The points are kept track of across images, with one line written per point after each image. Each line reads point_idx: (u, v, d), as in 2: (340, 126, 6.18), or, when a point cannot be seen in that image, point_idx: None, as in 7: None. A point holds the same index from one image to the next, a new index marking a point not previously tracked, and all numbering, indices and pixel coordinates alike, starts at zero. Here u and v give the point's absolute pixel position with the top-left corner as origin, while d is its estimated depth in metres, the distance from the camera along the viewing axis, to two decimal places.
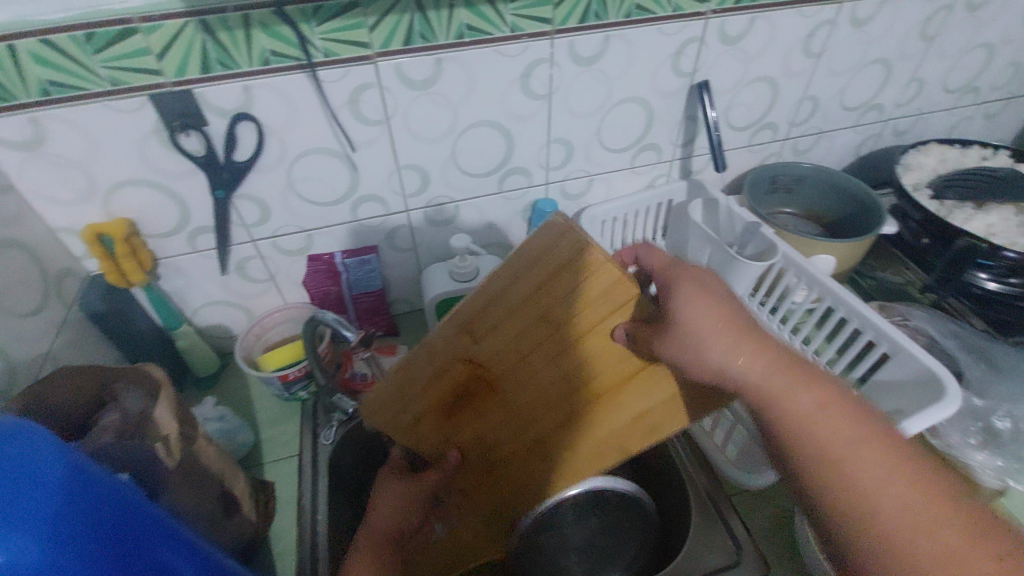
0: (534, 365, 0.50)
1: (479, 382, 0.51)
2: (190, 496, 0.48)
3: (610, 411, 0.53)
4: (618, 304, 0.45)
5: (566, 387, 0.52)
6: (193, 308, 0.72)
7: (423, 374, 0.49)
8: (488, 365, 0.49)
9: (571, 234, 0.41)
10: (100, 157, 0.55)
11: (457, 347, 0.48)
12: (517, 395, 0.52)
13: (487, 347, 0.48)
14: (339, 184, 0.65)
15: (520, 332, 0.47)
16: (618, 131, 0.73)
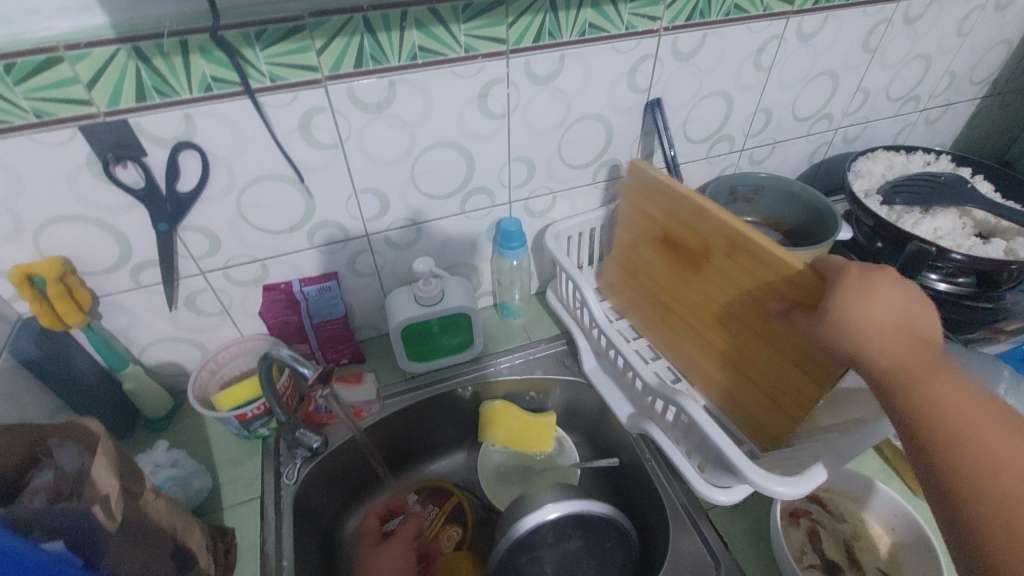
0: (745, 308, 0.55)
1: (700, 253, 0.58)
2: (137, 555, 0.44)
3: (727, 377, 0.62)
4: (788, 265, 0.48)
5: (768, 354, 0.55)
6: (140, 346, 0.68)
7: (664, 211, 0.61)
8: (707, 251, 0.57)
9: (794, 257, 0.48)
10: (27, 193, 0.51)
11: (722, 243, 0.55)
12: (718, 304, 0.58)
13: (722, 266, 0.56)
14: (294, 211, 0.63)
15: (746, 283, 0.54)
16: (579, 147, 0.72)
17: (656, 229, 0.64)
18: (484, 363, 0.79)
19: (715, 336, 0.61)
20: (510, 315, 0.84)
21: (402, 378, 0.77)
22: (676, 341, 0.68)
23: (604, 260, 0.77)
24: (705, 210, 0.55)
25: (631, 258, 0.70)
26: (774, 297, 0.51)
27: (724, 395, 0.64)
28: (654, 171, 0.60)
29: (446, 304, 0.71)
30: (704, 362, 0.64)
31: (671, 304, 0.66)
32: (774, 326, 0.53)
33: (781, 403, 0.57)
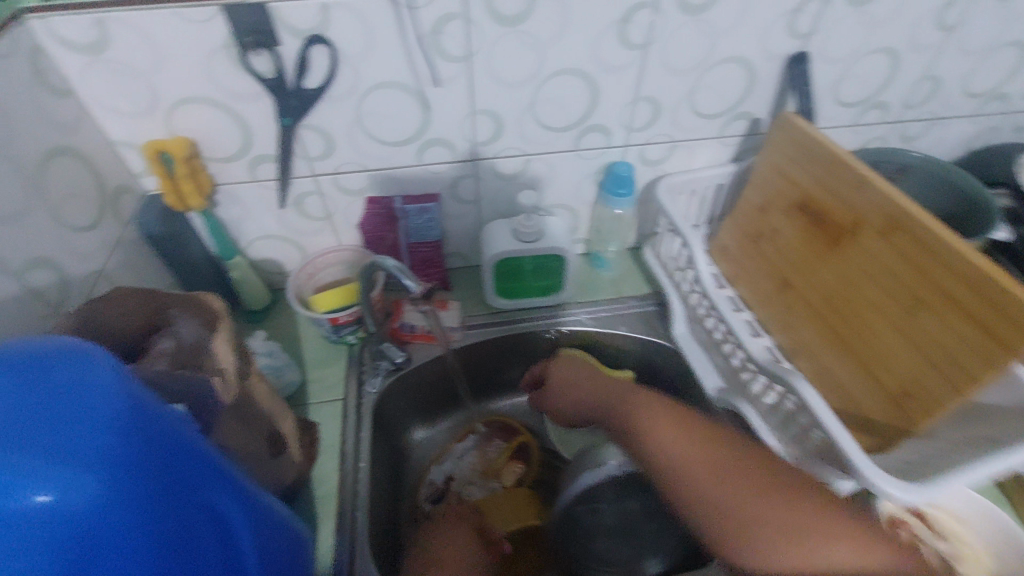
0: (893, 295, 0.53)
1: (849, 227, 0.57)
2: (242, 431, 0.47)
3: (844, 368, 0.59)
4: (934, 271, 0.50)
5: (906, 350, 0.53)
6: (247, 239, 0.70)
7: (819, 185, 0.60)
8: (856, 227, 0.56)
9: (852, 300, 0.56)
10: (166, 69, 0.52)
11: (877, 220, 0.54)
12: (858, 285, 0.57)
13: (874, 247, 0.55)
14: (409, 124, 0.61)
15: (902, 267, 0.52)
16: (714, 94, 0.66)
17: (801, 201, 0.62)
18: (568, 311, 0.77)
19: (842, 319, 0.59)
20: (602, 267, 0.81)
21: (485, 313, 0.77)
22: (790, 322, 0.65)
23: (728, 232, 0.74)
24: (868, 184, 0.54)
25: (763, 229, 0.68)
26: (933, 286, 0.50)
27: (832, 386, 0.60)
28: (817, 137, 0.59)
29: (544, 243, 0.68)
30: (819, 347, 0.62)
31: (800, 281, 0.64)
32: (924, 313, 0.51)
33: (906, 401, 0.53)
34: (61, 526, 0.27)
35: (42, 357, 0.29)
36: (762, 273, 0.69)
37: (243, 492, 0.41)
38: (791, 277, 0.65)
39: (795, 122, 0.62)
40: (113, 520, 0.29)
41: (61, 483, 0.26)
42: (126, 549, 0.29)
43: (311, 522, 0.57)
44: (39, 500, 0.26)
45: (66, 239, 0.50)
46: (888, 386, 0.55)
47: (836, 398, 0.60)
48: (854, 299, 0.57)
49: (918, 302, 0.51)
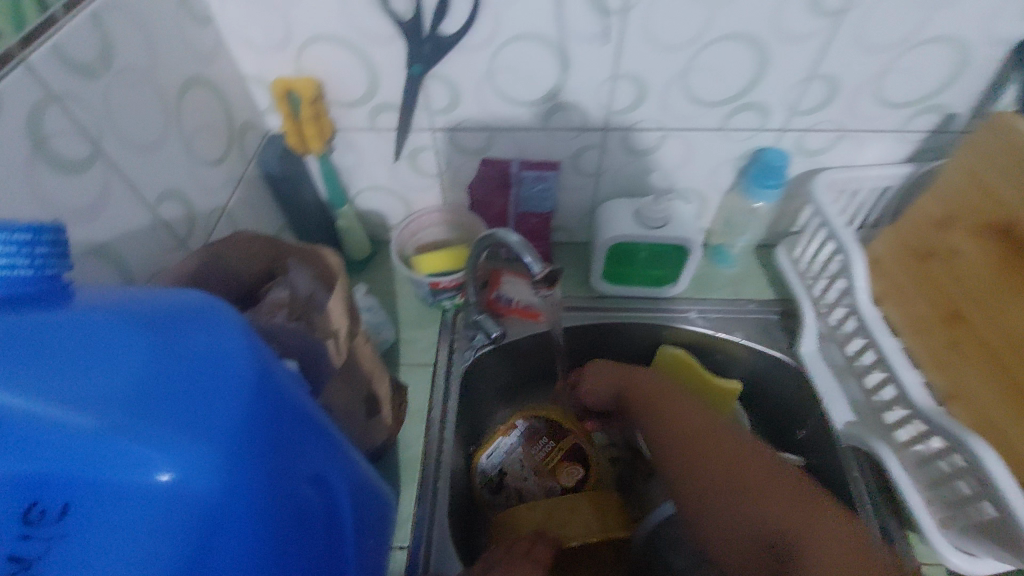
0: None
1: None
2: (345, 393, 0.45)
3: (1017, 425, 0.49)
4: None
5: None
6: (357, 189, 0.68)
7: None
8: None
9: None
10: (303, 3, 0.49)
11: None
12: None
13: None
14: (543, 83, 0.55)
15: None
16: (910, 79, 0.54)
17: (1000, 221, 0.51)
18: (678, 306, 0.70)
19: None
20: (723, 263, 0.73)
21: (587, 296, 0.71)
22: (952, 358, 0.55)
23: (885, 242, 0.63)
24: None
25: (937, 247, 0.58)
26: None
27: (996, 443, 0.50)
28: None
29: (669, 232, 0.62)
30: (985, 394, 0.52)
31: (977, 314, 0.53)
32: None
33: None
34: (185, 510, 0.23)
35: (175, 315, 0.27)
36: (923, 296, 0.59)
37: (346, 467, 0.39)
38: (963, 307, 0.55)
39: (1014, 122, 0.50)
40: (237, 505, 0.25)
41: (188, 462, 0.23)
42: (246, 537, 0.26)
43: (395, 486, 0.56)
44: (163, 479, 0.23)
45: (195, 172, 0.50)
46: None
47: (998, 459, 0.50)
48: None
49: None
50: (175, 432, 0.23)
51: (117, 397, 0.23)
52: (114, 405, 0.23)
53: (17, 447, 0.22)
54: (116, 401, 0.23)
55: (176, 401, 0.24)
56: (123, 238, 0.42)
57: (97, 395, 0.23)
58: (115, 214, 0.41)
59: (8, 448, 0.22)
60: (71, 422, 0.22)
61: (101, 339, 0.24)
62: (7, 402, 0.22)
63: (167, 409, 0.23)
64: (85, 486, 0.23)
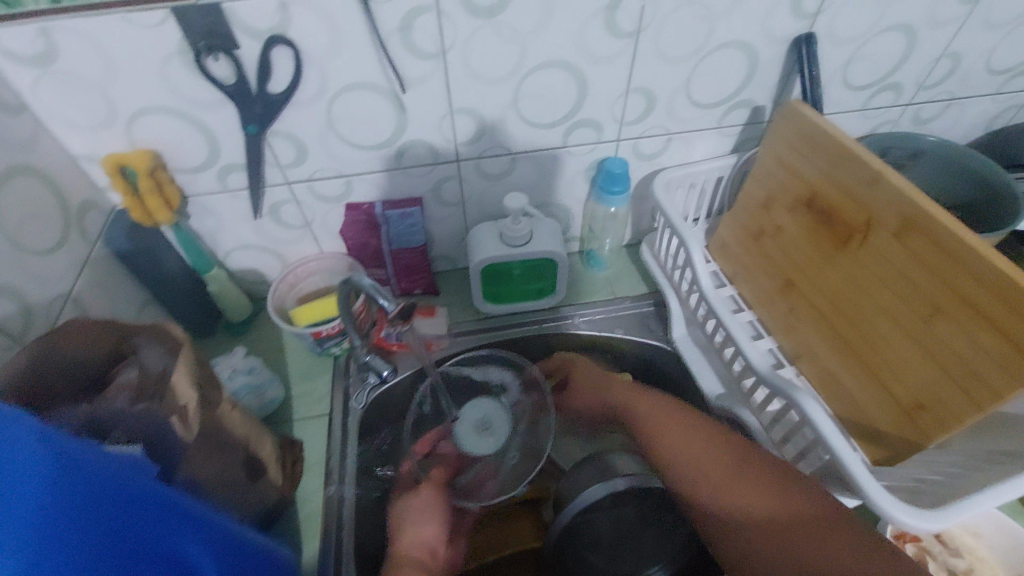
0: (908, 302, 0.49)
1: (861, 225, 0.52)
2: (215, 461, 0.45)
3: (850, 375, 0.56)
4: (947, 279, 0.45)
5: (921, 361, 0.49)
6: (225, 251, 0.67)
7: (826, 178, 0.55)
8: (871, 225, 0.51)
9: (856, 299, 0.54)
10: (119, 79, 0.49)
11: (892, 220, 0.49)
12: (869, 290, 0.52)
13: (884, 247, 0.50)
14: (384, 126, 0.57)
15: (914, 270, 0.48)
16: (712, 83, 0.61)
17: (807, 195, 0.58)
18: (560, 315, 0.74)
19: (850, 323, 0.55)
20: (596, 266, 0.78)
21: (475, 318, 0.74)
22: (792, 321, 0.62)
23: (728, 227, 0.70)
24: (881, 180, 0.49)
25: (765, 225, 0.64)
26: (948, 292, 0.45)
27: (843, 394, 0.57)
28: (825, 128, 0.54)
29: (534, 247, 0.65)
30: (822, 351, 0.58)
31: (803, 282, 0.60)
32: (940, 326, 0.47)
33: (923, 410, 0.49)
34: None
35: None
36: (763, 270, 0.65)
37: (212, 538, 0.40)
38: (794, 274, 0.61)
39: (805, 110, 0.56)
40: None
41: None
42: None
43: (298, 544, 0.55)
44: None
45: (24, 264, 0.47)
46: (901, 399, 0.51)
47: (842, 408, 0.57)
48: (863, 303, 0.53)
49: (937, 314, 0.47)
50: None
51: None
52: None
53: None
54: None
55: None
56: None
57: None
58: None
59: None
60: None
61: None
62: None
63: None
64: None
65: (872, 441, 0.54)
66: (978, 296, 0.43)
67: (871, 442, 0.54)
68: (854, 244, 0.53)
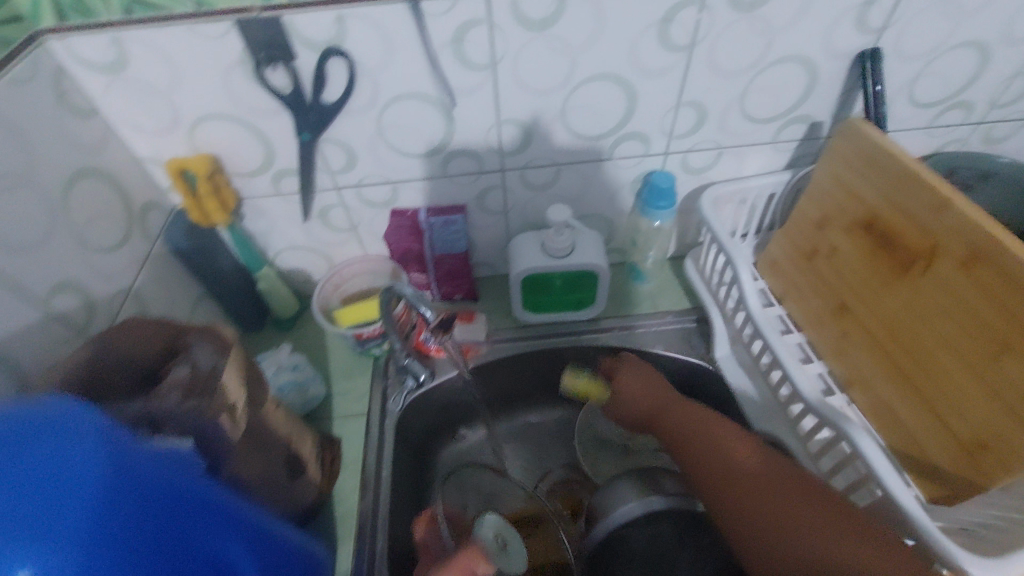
0: (975, 335, 0.46)
1: (924, 252, 0.50)
2: (258, 459, 0.46)
3: (905, 408, 0.53)
4: (1020, 315, 0.43)
5: (985, 397, 0.46)
6: (275, 250, 0.70)
7: (888, 202, 0.52)
8: (934, 253, 0.49)
9: (917, 329, 0.51)
10: (185, 86, 0.51)
11: (959, 249, 0.47)
12: (929, 320, 0.50)
13: (950, 276, 0.48)
14: (432, 135, 0.58)
15: (982, 303, 0.46)
16: (768, 97, 0.59)
17: (866, 217, 0.55)
18: (601, 327, 0.73)
19: (907, 354, 0.52)
20: (640, 279, 0.76)
21: (513, 326, 0.74)
22: (844, 347, 0.59)
23: (779, 245, 0.67)
24: (949, 207, 0.47)
25: (819, 246, 0.61)
26: (1020, 329, 0.43)
27: (895, 427, 0.54)
28: (891, 149, 0.51)
29: (576, 259, 0.65)
30: (875, 381, 0.56)
31: (858, 308, 0.57)
32: (1010, 362, 0.44)
33: (984, 450, 0.47)
34: None
35: (33, 425, 0.29)
36: (815, 293, 0.62)
37: (255, 534, 0.41)
38: (847, 299, 0.58)
39: (867, 129, 0.54)
40: None
41: (40, 558, 0.27)
42: None
43: (333, 541, 0.57)
44: None
45: (92, 259, 0.50)
46: (960, 436, 0.48)
47: (894, 442, 0.54)
48: (923, 333, 0.51)
49: (1008, 350, 0.44)
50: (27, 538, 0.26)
51: None
52: None
53: None
54: None
55: (27, 508, 0.27)
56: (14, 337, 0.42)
57: None
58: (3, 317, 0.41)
59: None
60: None
61: None
62: None
63: (16, 516, 0.27)
64: None
65: (925, 479, 0.51)
66: None
67: (923, 480, 0.51)
68: (917, 272, 0.50)
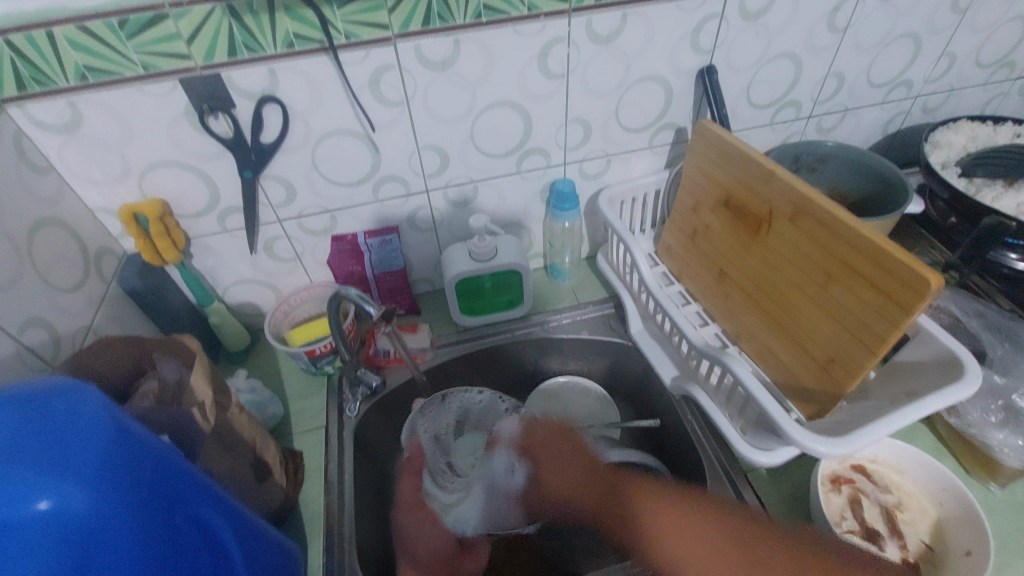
0: (809, 274, 0.58)
1: (766, 216, 0.62)
2: (227, 458, 0.51)
3: (779, 345, 0.64)
4: (833, 251, 0.55)
5: (826, 321, 0.58)
6: (224, 286, 0.75)
7: (734, 180, 0.65)
8: (772, 214, 0.61)
9: (772, 278, 0.63)
10: (134, 140, 0.58)
11: (786, 207, 0.59)
12: (779, 270, 0.62)
13: (785, 231, 0.60)
14: (361, 165, 0.67)
15: (809, 247, 0.57)
16: (636, 110, 0.72)
17: (724, 197, 0.68)
18: (532, 322, 0.82)
19: (771, 301, 0.64)
20: (560, 277, 0.87)
21: (454, 331, 0.82)
22: (731, 306, 0.71)
23: (670, 233, 0.80)
24: (773, 176, 0.59)
25: (698, 226, 0.73)
26: (836, 261, 0.55)
27: (777, 363, 0.65)
28: (728, 138, 0.64)
29: (498, 261, 0.74)
30: (755, 329, 0.67)
31: (732, 271, 0.69)
32: (834, 289, 0.56)
33: (834, 364, 0.58)
34: (57, 532, 0.30)
35: (41, 395, 0.33)
36: (702, 267, 0.74)
37: (234, 514, 0.45)
38: (724, 266, 0.70)
39: (712, 128, 0.67)
40: (107, 526, 0.32)
41: (57, 494, 0.30)
42: (115, 553, 0.32)
43: (304, 541, 0.61)
44: (40, 508, 0.29)
45: (53, 299, 0.55)
46: (818, 357, 0.59)
47: (778, 375, 0.65)
48: (777, 281, 0.62)
49: (831, 280, 0.56)
50: (45, 477, 0.30)
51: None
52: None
53: None
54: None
55: (43, 455, 0.30)
56: None
57: None
58: None
59: None
60: None
61: None
62: None
63: (35, 459, 0.30)
64: None
65: (803, 400, 0.62)
66: (856, 262, 0.53)
67: (803, 401, 0.62)
68: (765, 233, 0.62)
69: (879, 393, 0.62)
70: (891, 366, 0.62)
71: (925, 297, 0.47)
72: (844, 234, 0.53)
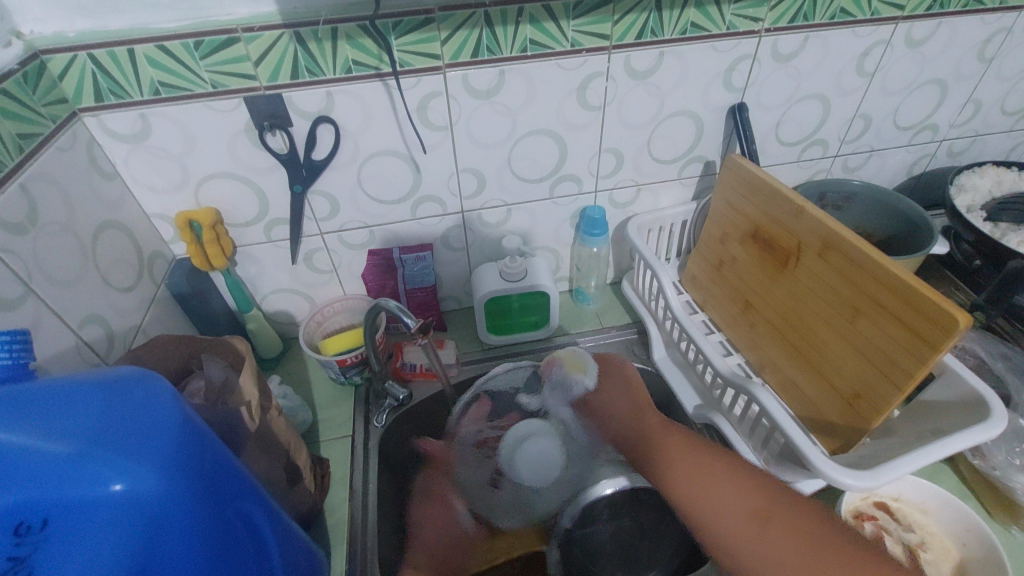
0: (836, 308, 0.59)
1: (795, 248, 0.63)
2: (264, 458, 0.53)
3: (804, 378, 0.65)
4: (862, 286, 0.56)
5: (851, 356, 0.59)
6: (263, 294, 0.78)
7: (763, 213, 0.67)
8: (801, 248, 0.62)
9: (799, 310, 0.64)
10: (196, 152, 0.62)
11: (815, 242, 0.61)
12: (807, 303, 0.63)
13: (813, 265, 0.61)
14: (402, 184, 0.70)
15: (836, 281, 0.59)
16: (668, 143, 0.75)
17: (753, 229, 0.69)
18: (556, 344, 0.83)
19: (797, 333, 0.65)
20: (585, 300, 0.89)
21: (479, 349, 0.84)
22: (756, 337, 0.72)
23: (696, 263, 0.82)
24: (802, 211, 0.61)
25: (724, 258, 0.75)
26: (864, 296, 0.56)
27: (801, 395, 0.66)
28: (758, 172, 0.67)
29: (528, 282, 0.76)
30: (779, 362, 0.68)
31: (758, 302, 0.70)
32: (862, 324, 0.57)
33: (859, 400, 0.58)
34: (127, 513, 0.32)
35: (121, 384, 0.35)
36: (728, 296, 0.75)
37: (272, 512, 0.47)
38: (750, 296, 0.71)
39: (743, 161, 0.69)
40: (171, 513, 0.34)
41: (132, 477, 0.32)
42: (176, 540, 0.34)
43: (328, 548, 0.62)
44: (116, 489, 0.31)
45: (110, 297, 0.58)
46: (843, 392, 0.60)
47: (801, 407, 0.66)
48: (804, 312, 0.64)
49: (859, 315, 0.57)
50: (122, 459, 0.32)
51: (78, 435, 0.32)
52: (77, 441, 0.31)
53: (14, 479, 0.30)
54: (78, 438, 0.31)
55: (122, 439, 0.33)
56: (51, 357, 0.49)
57: (63, 433, 0.31)
58: (43, 338, 0.48)
59: (10, 481, 0.30)
60: (49, 452, 0.31)
61: (63, 401, 0.33)
62: (12, 443, 0.30)
63: (114, 443, 0.32)
64: (58, 506, 0.31)
65: (826, 433, 0.63)
66: (885, 298, 0.54)
67: (826, 434, 0.63)
68: (793, 266, 0.64)
69: (903, 431, 0.62)
70: (915, 405, 0.63)
71: (953, 335, 0.48)
72: (874, 270, 0.54)
